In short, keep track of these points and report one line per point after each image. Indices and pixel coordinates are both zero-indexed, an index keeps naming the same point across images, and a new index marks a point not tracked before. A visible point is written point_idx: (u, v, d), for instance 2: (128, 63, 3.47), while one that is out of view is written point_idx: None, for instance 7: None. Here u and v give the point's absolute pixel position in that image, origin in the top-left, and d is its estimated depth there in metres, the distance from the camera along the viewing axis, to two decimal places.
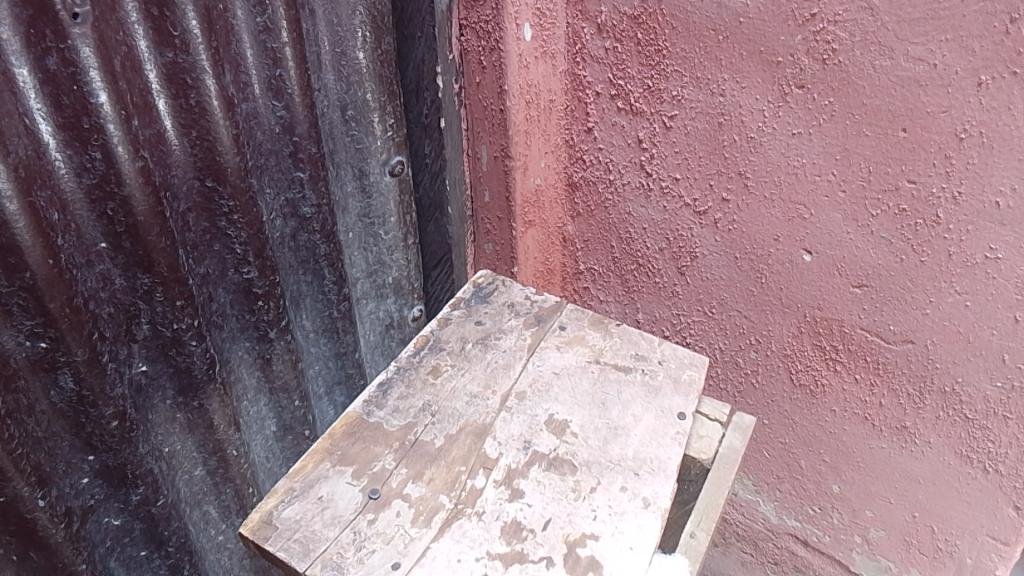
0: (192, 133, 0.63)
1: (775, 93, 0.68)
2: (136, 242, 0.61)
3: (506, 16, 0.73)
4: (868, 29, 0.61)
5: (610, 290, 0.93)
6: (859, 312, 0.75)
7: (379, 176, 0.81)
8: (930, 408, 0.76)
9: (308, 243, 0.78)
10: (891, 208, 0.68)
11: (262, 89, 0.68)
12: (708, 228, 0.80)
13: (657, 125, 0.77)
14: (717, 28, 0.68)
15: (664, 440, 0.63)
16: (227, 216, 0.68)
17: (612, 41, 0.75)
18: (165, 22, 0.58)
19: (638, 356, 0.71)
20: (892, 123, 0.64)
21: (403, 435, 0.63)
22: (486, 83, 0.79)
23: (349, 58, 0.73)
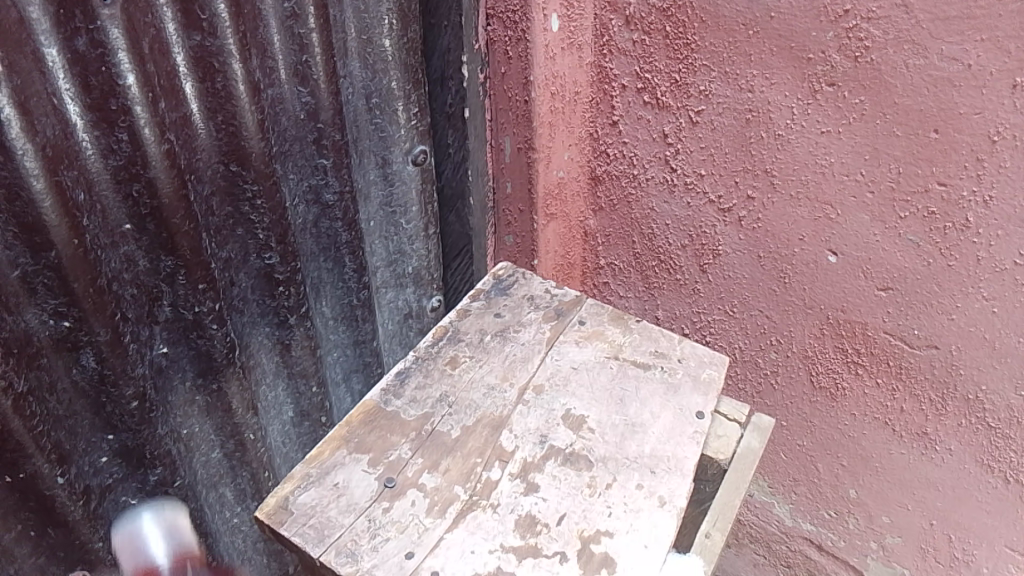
0: (217, 117, 0.63)
1: (804, 90, 0.67)
2: (159, 225, 0.62)
3: (533, 5, 0.73)
4: (902, 27, 0.60)
5: (630, 286, 0.93)
6: (883, 315, 0.74)
7: (402, 165, 0.81)
8: (951, 415, 0.75)
9: (330, 230, 0.78)
10: (919, 211, 0.67)
11: (288, 74, 0.68)
12: (732, 226, 0.79)
13: (683, 119, 0.76)
14: (747, 23, 0.67)
15: (681, 439, 0.62)
16: (251, 201, 0.68)
17: (640, 33, 0.74)
18: (194, 4, 0.58)
19: (658, 353, 0.70)
20: (923, 123, 0.63)
21: (420, 425, 0.63)
22: (512, 73, 0.78)
23: (375, 46, 0.73)
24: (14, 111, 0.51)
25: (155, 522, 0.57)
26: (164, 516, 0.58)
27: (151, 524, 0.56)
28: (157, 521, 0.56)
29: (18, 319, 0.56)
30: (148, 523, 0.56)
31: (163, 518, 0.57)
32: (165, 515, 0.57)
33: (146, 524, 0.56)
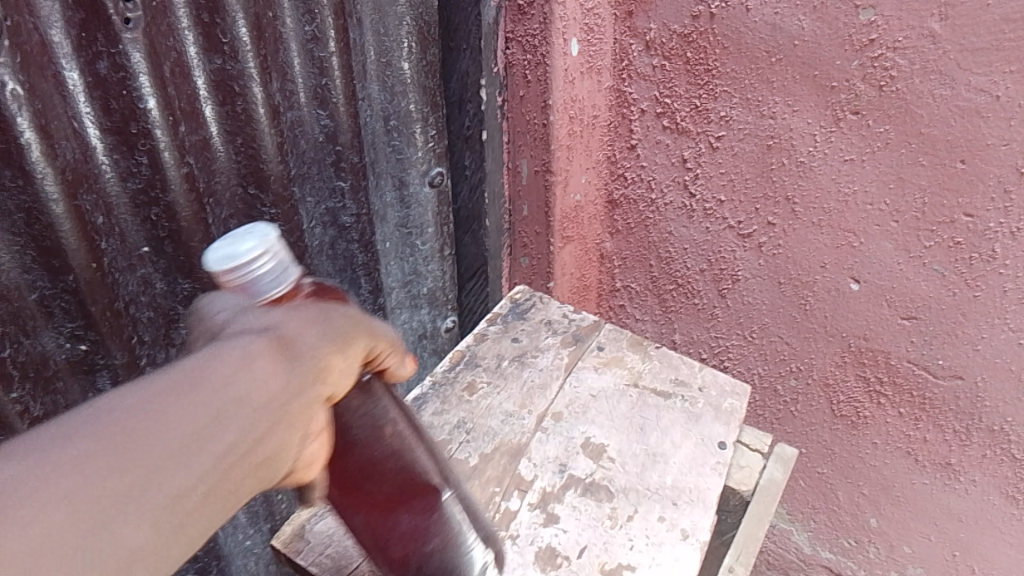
0: (237, 140, 0.63)
1: (828, 118, 0.66)
2: (177, 247, 0.62)
3: (554, 30, 0.72)
4: (929, 57, 0.59)
5: (647, 309, 0.91)
6: (906, 344, 0.73)
7: (419, 186, 0.81)
8: (975, 446, 0.75)
9: (346, 251, 0.78)
10: (945, 240, 0.66)
11: (308, 97, 0.67)
12: (752, 252, 0.78)
13: (703, 145, 0.75)
14: (771, 50, 0.66)
15: (703, 470, 0.61)
16: (269, 223, 0.68)
17: (660, 58, 0.73)
18: (216, 28, 0.57)
19: (678, 381, 0.70)
20: (950, 153, 0.62)
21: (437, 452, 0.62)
22: (530, 97, 0.78)
23: (394, 68, 0.73)
24: (34, 135, 0.50)
25: (237, 258, 0.37)
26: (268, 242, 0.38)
27: (236, 264, 0.37)
28: (236, 257, 0.37)
29: (35, 342, 0.56)
30: (230, 245, 0.38)
31: (251, 249, 0.37)
32: (253, 256, 0.37)
33: (225, 256, 0.37)
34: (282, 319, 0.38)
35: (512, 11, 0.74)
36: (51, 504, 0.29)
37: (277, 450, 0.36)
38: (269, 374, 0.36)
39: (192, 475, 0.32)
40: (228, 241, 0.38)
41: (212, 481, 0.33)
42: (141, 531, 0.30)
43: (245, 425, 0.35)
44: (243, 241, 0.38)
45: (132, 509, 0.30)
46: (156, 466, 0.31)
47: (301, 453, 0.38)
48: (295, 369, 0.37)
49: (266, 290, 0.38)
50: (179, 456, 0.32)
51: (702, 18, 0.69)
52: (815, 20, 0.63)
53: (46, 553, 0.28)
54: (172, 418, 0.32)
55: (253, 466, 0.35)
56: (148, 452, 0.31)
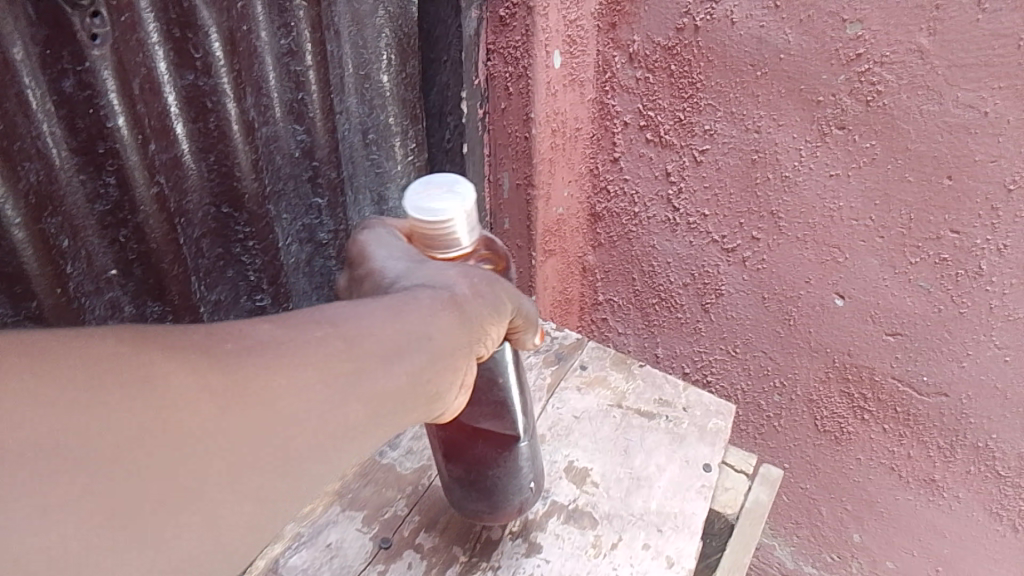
0: (210, 157, 0.61)
1: (813, 133, 0.66)
2: (147, 270, 0.61)
3: (536, 42, 0.69)
4: (917, 73, 0.59)
5: (629, 323, 0.90)
6: (890, 361, 0.73)
7: (398, 201, 0.79)
8: (960, 462, 0.74)
9: (323, 268, 0.77)
10: (931, 257, 0.65)
11: (283, 112, 0.66)
12: (735, 266, 0.77)
13: (686, 158, 0.74)
14: (756, 64, 0.66)
15: (688, 495, 0.60)
16: (243, 242, 0.67)
17: (643, 71, 0.72)
18: (187, 43, 0.56)
19: (662, 401, 0.68)
20: (937, 170, 0.62)
21: (416, 479, 0.61)
22: (512, 109, 0.75)
23: (373, 81, 0.71)
24: None
25: (438, 215, 0.41)
26: (463, 212, 0.42)
27: (437, 223, 0.41)
28: (438, 214, 0.41)
29: None
30: (428, 198, 0.42)
31: (449, 209, 0.41)
32: (449, 220, 0.41)
33: (426, 206, 0.42)
34: (449, 271, 0.40)
35: (493, 22, 0.71)
36: (295, 371, 0.32)
37: (438, 389, 0.37)
38: (446, 324, 0.37)
39: (412, 372, 0.36)
40: (427, 192, 0.43)
41: (409, 387, 0.36)
42: (318, 424, 0.32)
43: (423, 355, 0.36)
44: (442, 198, 0.42)
45: (326, 405, 0.32)
46: (391, 353, 0.35)
47: (449, 401, 0.39)
48: (465, 323, 0.38)
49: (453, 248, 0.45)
50: (394, 355, 0.35)
51: (686, 31, 0.68)
52: (801, 34, 0.62)
53: (282, 404, 0.31)
54: (370, 333, 0.35)
55: (421, 396, 0.36)
56: (344, 358, 0.34)
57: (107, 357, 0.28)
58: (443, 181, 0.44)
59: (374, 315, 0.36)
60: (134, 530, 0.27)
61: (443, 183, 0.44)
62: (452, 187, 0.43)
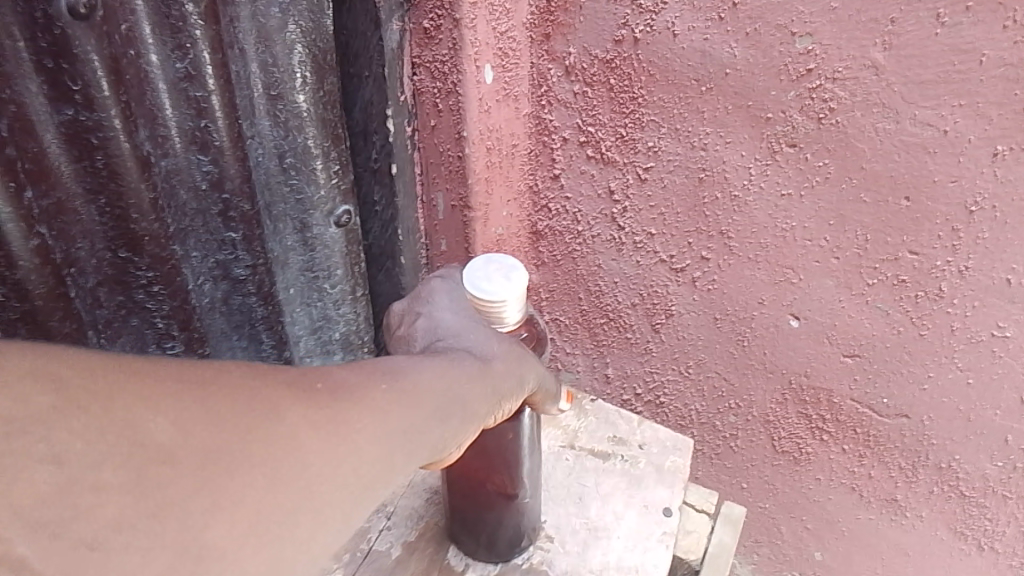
0: (101, 200, 0.54)
1: (763, 151, 0.62)
2: (34, 329, 0.54)
3: (465, 57, 0.64)
4: (872, 89, 0.55)
5: (577, 343, 0.84)
6: (849, 383, 0.70)
7: (324, 228, 0.67)
8: (922, 482, 0.72)
9: (243, 305, 0.70)
10: (889, 279, 0.62)
11: (185, 142, 0.58)
12: (686, 287, 0.73)
13: (630, 176, 0.70)
14: (699, 79, 0.61)
15: (648, 545, 0.56)
16: (145, 288, 0.59)
17: (582, 84, 0.67)
18: (63, 75, 0.50)
19: (617, 439, 0.64)
20: (895, 190, 0.58)
21: (353, 546, 0.56)
22: (443, 127, 0.69)
23: (287, 102, 0.59)
24: None
25: (487, 295, 0.44)
26: (511, 298, 0.44)
27: (485, 301, 0.44)
28: (487, 294, 0.44)
29: None
30: (485, 277, 0.44)
31: (499, 292, 0.44)
32: (498, 301, 0.44)
33: (480, 284, 0.45)
34: (489, 346, 0.42)
35: (418, 34, 0.66)
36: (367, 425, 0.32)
37: (454, 446, 0.37)
38: (479, 386, 0.39)
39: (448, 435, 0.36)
40: (484, 271, 0.44)
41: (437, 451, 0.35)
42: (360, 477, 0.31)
43: (464, 414, 0.37)
44: (494, 279, 0.44)
45: (384, 457, 0.32)
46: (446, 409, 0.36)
47: (450, 456, 0.38)
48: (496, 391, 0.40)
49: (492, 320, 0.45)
50: (446, 413, 0.36)
51: (625, 43, 0.63)
52: (747, 48, 0.58)
53: (360, 452, 0.31)
54: (427, 384, 0.36)
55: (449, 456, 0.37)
56: (407, 410, 0.34)
57: (236, 392, 0.29)
58: (500, 261, 0.45)
59: (437, 368, 0.37)
60: (208, 560, 0.26)
61: (502, 264, 0.44)
62: (506, 272, 0.44)
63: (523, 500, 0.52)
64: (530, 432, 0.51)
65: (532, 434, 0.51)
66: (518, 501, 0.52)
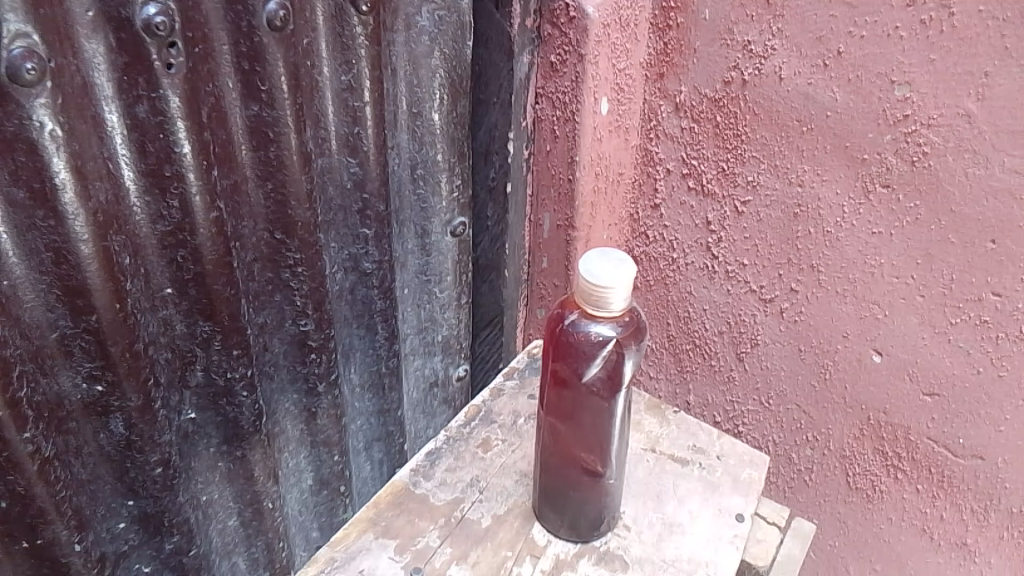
0: (268, 185, 0.62)
1: (857, 189, 0.67)
2: (201, 290, 0.60)
3: (585, 89, 0.71)
4: (964, 136, 0.60)
5: (662, 367, 0.89)
6: (927, 420, 0.73)
7: (440, 235, 0.80)
8: (994, 528, 0.74)
9: (365, 297, 0.77)
10: (972, 318, 0.66)
11: (339, 144, 0.67)
12: (773, 317, 0.77)
13: (727, 208, 0.75)
14: (802, 120, 0.67)
15: (721, 544, 0.60)
16: (292, 269, 0.67)
17: (689, 120, 0.73)
18: (255, 76, 0.57)
19: (696, 448, 0.68)
20: (981, 233, 0.62)
21: (449, 511, 0.61)
22: (557, 152, 0.76)
23: (425, 119, 0.72)
24: (68, 177, 0.49)
25: (597, 279, 0.48)
26: (617, 285, 0.48)
27: (594, 284, 0.48)
28: (597, 279, 0.48)
29: (52, 382, 0.54)
30: (596, 265, 0.49)
31: (608, 278, 0.48)
32: (606, 286, 0.48)
33: (590, 269, 0.49)
34: None
35: (544, 68, 0.73)
36: None
37: None
38: None
39: None
40: (596, 261, 0.49)
41: None
42: None
43: None
44: (606, 266, 0.49)
45: None
46: None
47: None
48: None
49: (595, 305, 0.49)
50: None
51: (733, 84, 0.69)
52: (848, 93, 0.64)
53: None
54: None
55: None
56: None
57: None
58: (613, 256, 0.50)
59: None
60: None
61: (614, 258, 0.50)
62: (618, 264, 0.49)
63: (608, 481, 0.57)
64: (623, 416, 0.55)
65: (625, 420, 0.55)
66: (606, 481, 0.57)
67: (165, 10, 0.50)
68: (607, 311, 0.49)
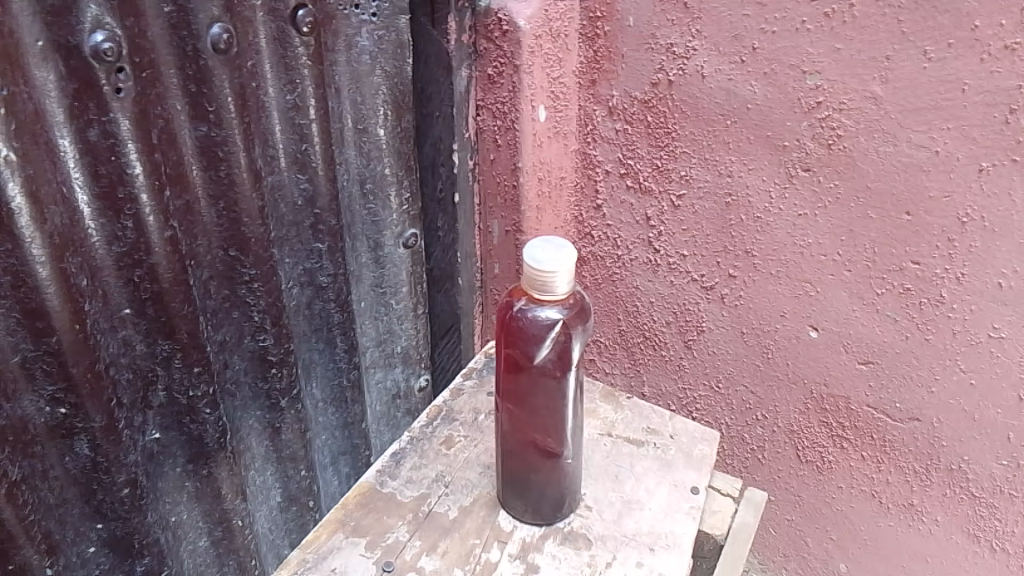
0: (220, 204, 0.62)
1: (781, 175, 0.71)
2: (159, 309, 0.60)
3: (523, 97, 0.75)
4: (873, 117, 0.64)
5: (616, 363, 0.92)
6: (864, 388, 0.77)
7: (393, 248, 0.82)
8: (936, 486, 0.78)
9: (323, 311, 0.77)
10: (895, 287, 0.70)
11: (288, 162, 0.68)
12: (715, 304, 0.81)
13: (664, 203, 0.79)
14: (726, 114, 0.71)
15: (677, 516, 0.63)
16: (248, 284, 0.67)
17: (623, 123, 0.77)
18: (202, 98, 0.58)
19: (650, 430, 0.72)
20: (896, 206, 0.67)
21: (417, 506, 0.63)
22: (500, 160, 0.80)
23: (370, 135, 0.74)
24: (24, 201, 0.49)
25: (541, 265, 0.51)
26: (561, 269, 0.51)
27: (539, 270, 0.51)
28: (541, 264, 0.51)
29: (16, 407, 0.53)
30: (539, 251, 0.52)
31: (552, 262, 0.51)
32: (551, 270, 0.51)
33: (534, 256, 0.52)
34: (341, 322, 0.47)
35: (481, 81, 0.77)
36: None
37: None
38: None
39: None
40: (540, 248, 0.52)
41: None
42: None
43: None
44: (549, 252, 0.52)
45: None
46: None
47: None
48: None
49: (541, 289, 0.52)
50: None
51: (660, 85, 0.73)
52: (765, 86, 0.68)
53: None
54: None
55: None
56: None
57: None
58: (554, 243, 0.53)
59: None
60: None
61: (555, 244, 0.53)
62: (559, 249, 0.52)
63: (565, 460, 0.59)
64: (575, 396, 0.58)
65: (579, 399, 0.59)
66: (563, 460, 0.59)
67: (112, 36, 0.51)
68: (552, 295, 0.52)
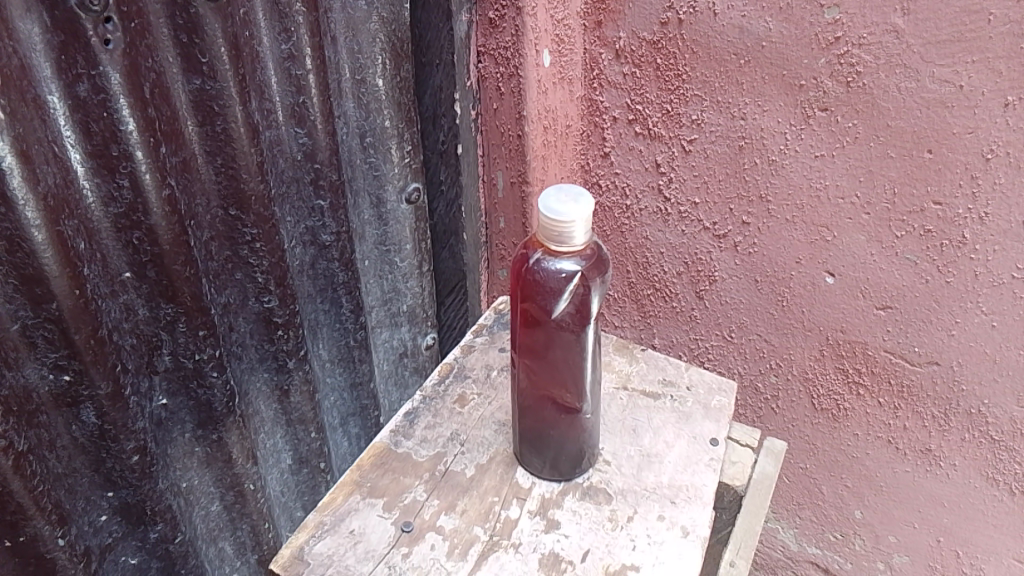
0: (217, 161, 0.60)
1: (798, 116, 0.69)
2: (160, 272, 0.57)
3: (526, 42, 0.71)
4: (893, 52, 0.62)
5: (625, 315, 0.91)
6: (883, 333, 0.76)
7: (396, 204, 0.79)
8: (955, 430, 0.78)
9: (327, 271, 0.75)
10: (916, 229, 0.69)
11: (285, 116, 0.65)
12: (727, 252, 0.80)
13: (675, 149, 0.76)
14: (739, 52, 0.68)
15: (697, 468, 0.62)
16: (250, 244, 0.64)
17: (630, 66, 0.74)
18: (194, 48, 0.55)
19: (667, 381, 0.71)
20: (918, 144, 0.65)
21: (433, 465, 0.62)
22: (504, 109, 0.77)
23: (369, 86, 0.71)
24: (14, 161, 0.46)
25: (560, 214, 0.49)
26: (580, 219, 0.49)
27: (556, 220, 0.49)
28: (559, 214, 0.49)
29: (18, 375, 0.50)
30: (556, 202, 0.50)
31: (569, 212, 0.49)
32: (568, 221, 0.49)
33: (550, 206, 0.50)
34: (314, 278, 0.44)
35: (482, 25, 0.73)
36: None
37: None
38: None
39: None
40: (555, 197, 0.50)
41: None
42: None
43: None
44: (566, 202, 0.50)
45: None
46: None
47: None
48: None
49: (558, 241, 0.50)
50: None
51: (670, 25, 0.70)
52: (781, 21, 0.65)
53: None
54: None
55: None
56: None
57: None
58: (570, 192, 0.51)
59: None
60: None
61: (571, 193, 0.51)
62: (576, 198, 0.50)
63: (585, 413, 0.58)
64: (594, 350, 0.56)
65: (598, 351, 0.57)
66: (583, 415, 0.58)
67: None
68: (569, 247, 0.51)
